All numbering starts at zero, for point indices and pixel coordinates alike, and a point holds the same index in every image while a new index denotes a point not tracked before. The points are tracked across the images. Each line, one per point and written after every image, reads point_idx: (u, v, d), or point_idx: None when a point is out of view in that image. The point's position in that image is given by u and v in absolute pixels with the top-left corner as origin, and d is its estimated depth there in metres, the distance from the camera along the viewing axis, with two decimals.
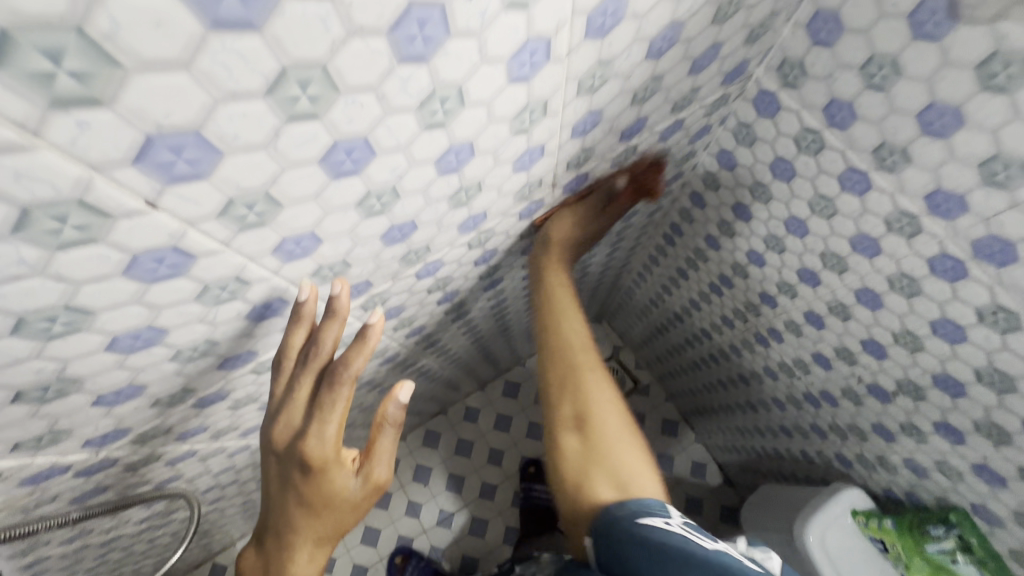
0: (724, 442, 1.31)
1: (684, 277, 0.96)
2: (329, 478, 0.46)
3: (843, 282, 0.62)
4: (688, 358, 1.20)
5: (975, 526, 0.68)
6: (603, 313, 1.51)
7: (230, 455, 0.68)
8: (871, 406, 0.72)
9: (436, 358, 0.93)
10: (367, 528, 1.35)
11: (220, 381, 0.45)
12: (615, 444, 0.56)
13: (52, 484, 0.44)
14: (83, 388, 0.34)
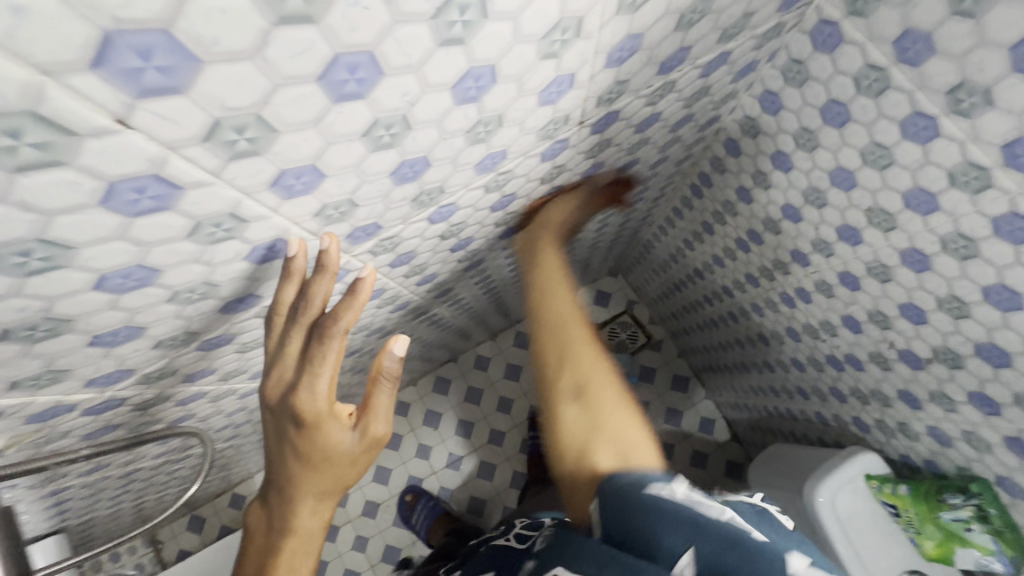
0: (735, 399, 1.30)
1: (708, 232, 0.91)
2: (325, 432, 0.43)
3: (887, 242, 0.57)
4: (705, 316, 1.17)
5: (997, 498, 0.67)
6: (620, 266, 1.46)
7: (240, 397, 0.68)
8: (900, 373, 0.69)
9: (447, 306, 0.91)
10: (379, 468, 1.39)
11: (223, 325, 0.44)
12: (616, 413, 0.50)
13: (60, 421, 0.44)
14: (76, 327, 0.32)
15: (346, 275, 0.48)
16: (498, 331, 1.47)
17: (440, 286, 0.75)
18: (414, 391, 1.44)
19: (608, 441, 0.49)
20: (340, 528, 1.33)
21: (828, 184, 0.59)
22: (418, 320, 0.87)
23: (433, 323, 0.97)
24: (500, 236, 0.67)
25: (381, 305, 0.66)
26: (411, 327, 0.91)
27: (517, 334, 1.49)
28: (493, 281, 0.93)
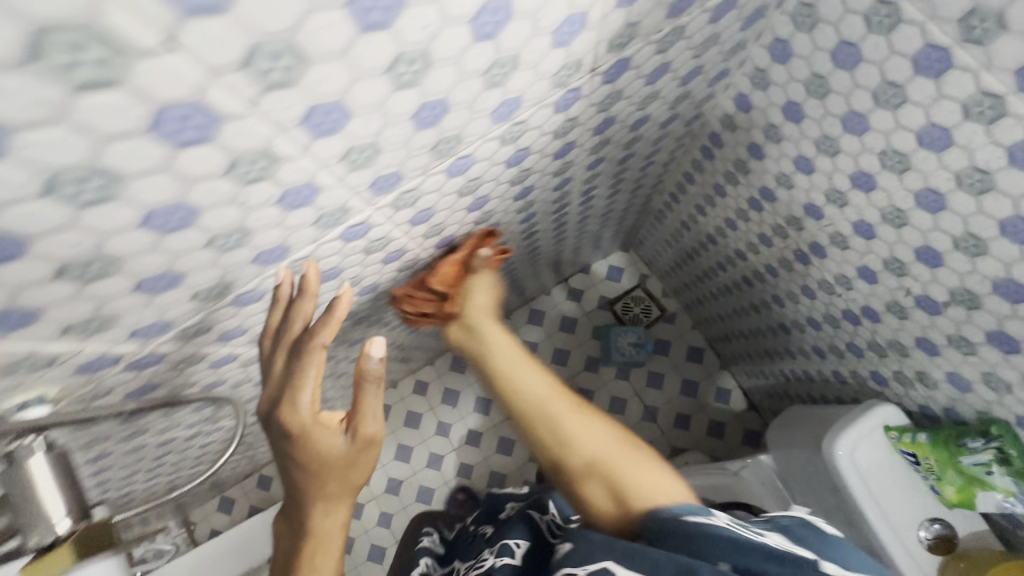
0: (751, 367, 1.31)
1: (719, 195, 0.91)
2: (314, 439, 0.49)
3: (901, 184, 0.57)
4: (718, 283, 1.17)
5: (1016, 440, 0.68)
6: (632, 241, 1.46)
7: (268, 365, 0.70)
8: (918, 320, 0.69)
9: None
10: (401, 446, 1.41)
11: (256, 278, 0.46)
12: (622, 460, 0.54)
13: (106, 375, 0.46)
14: (123, 269, 0.34)
15: (368, 231, 0.50)
16: (513, 309, 1.48)
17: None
18: (432, 371, 1.46)
19: (636, 490, 0.52)
20: (365, 505, 1.36)
21: (842, 130, 0.59)
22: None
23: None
24: (515, 198, 0.68)
25: (402, 272, 0.67)
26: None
27: (530, 312, 1.50)
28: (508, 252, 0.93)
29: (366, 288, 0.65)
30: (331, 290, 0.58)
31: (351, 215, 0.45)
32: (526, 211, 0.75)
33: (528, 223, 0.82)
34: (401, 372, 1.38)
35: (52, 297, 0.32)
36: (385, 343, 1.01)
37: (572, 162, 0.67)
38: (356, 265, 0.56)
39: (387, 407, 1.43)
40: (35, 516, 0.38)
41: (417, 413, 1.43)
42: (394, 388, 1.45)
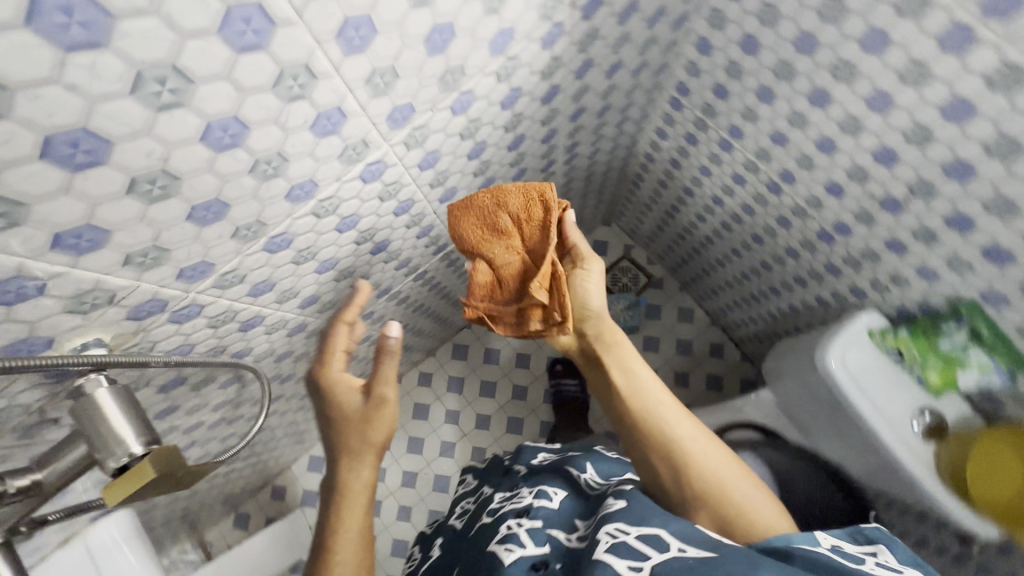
0: (739, 314, 1.19)
1: (762, 206, 0.83)
2: (337, 393, 0.58)
3: (1009, 230, 0.52)
4: (749, 290, 1.08)
5: (988, 319, 0.61)
6: (663, 258, 1.34)
7: (291, 335, 0.63)
8: (987, 334, 0.61)
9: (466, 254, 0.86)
10: (412, 439, 1.34)
11: (287, 219, 0.42)
12: (734, 488, 0.55)
13: (153, 325, 0.42)
14: (181, 192, 0.32)
15: (383, 171, 0.46)
16: None
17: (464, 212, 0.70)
18: (436, 362, 1.38)
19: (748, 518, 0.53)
20: (383, 500, 1.30)
21: (966, 200, 0.53)
22: (446, 263, 0.83)
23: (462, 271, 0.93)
24: (508, 149, 0.63)
25: (412, 228, 0.63)
26: (442, 271, 0.85)
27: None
28: None
29: (378, 248, 0.60)
30: (348, 245, 0.54)
31: (372, 149, 0.42)
32: (514, 165, 0.70)
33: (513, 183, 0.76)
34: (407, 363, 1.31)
35: (163, 215, 0.32)
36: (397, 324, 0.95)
37: (558, 108, 0.62)
38: (372, 213, 0.51)
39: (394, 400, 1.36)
40: (112, 442, 0.35)
41: (425, 404, 1.36)
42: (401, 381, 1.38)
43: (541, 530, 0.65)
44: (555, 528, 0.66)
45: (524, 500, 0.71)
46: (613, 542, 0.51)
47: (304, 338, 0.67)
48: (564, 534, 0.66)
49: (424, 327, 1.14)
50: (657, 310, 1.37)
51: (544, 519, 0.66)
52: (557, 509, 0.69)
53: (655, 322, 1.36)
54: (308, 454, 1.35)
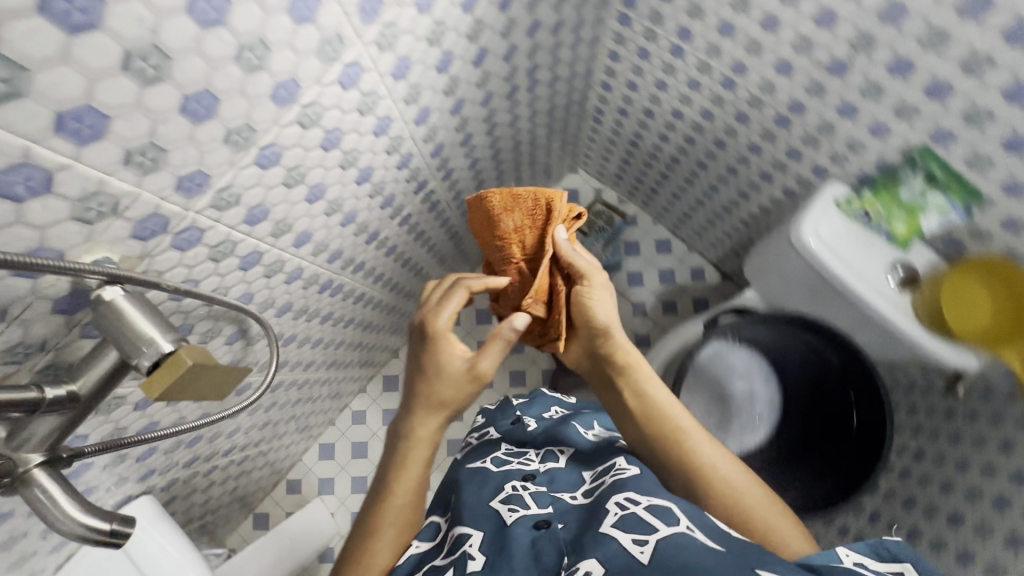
0: (716, 233, 1.23)
1: (718, 108, 0.87)
2: (441, 350, 0.66)
3: (946, 61, 0.57)
4: (719, 202, 1.12)
5: (937, 159, 0.65)
6: (635, 194, 1.37)
7: (288, 283, 0.63)
8: (933, 172, 0.67)
9: (444, 196, 0.87)
10: None
11: (275, 126, 0.43)
12: (753, 498, 0.61)
13: (157, 250, 0.42)
14: (175, 77, 0.34)
15: (360, 77, 0.47)
16: None
17: (439, 142, 0.71)
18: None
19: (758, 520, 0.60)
20: None
21: (902, 43, 0.58)
22: (427, 206, 0.84)
23: (442, 217, 0.93)
24: (472, 68, 0.64)
25: (394, 161, 0.63)
26: (423, 216, 0.86)
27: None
28: (479, 162, 0.91)
29: (362, 177, 0.60)
30: (333, 171, 0.54)
31: (347, 45, 0.43)
32: (482, 88, 0.71)
33: (483, 113, 0.77)
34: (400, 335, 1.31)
35: (160, 103, 0.34)
36: (385, 282, 0.95)
37: (515, 21, 0.65)
38: (353, 130, 0.52)
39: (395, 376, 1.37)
40: (136, 344, 0.36)
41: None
42: (397, 356, 1.38)
43: (546, 494, 0.65)
44: (562, 488, 0.66)
45: (530, 464, 0.71)
46: (620, 515, 0.53)
47: (300, 286, 0.67)
48: (569, 492, 0.65)
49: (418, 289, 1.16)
50: (634, 245, 1.41)
51: (551, 482, 0.67)
52: (564, 470, 0.69)
53: (634, 257, 1.40)
54: (318, 444, 1.34)
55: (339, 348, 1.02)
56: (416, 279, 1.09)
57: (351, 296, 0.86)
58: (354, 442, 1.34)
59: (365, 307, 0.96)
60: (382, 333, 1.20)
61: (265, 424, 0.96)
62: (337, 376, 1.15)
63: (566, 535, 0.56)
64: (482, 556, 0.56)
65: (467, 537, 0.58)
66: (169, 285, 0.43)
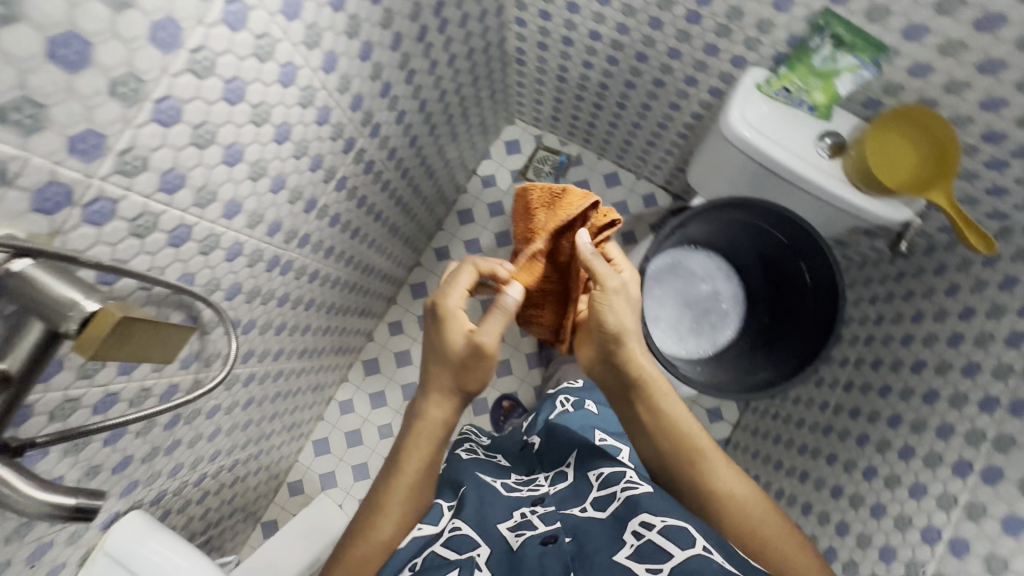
0: (659, 154, 1.25)
1: (632, 18, 0.87)
2: (448, 329, 0.69)
3: None
4: (654, 121, 1.13)
5: (841, 19, 0.67)
6: (575, 133, 1.37)
7: (228, 260, 0.62)
8: (842, 35, 0.69)
9: (378, 155, 0.85)
10: (405, 386, 1.35)
11: (166, 74, 0.41)
12: (765, 520, 0.64)
13: (67, 226, 0.40)
14: (30, 18, 0.32)
15: (246, 15, 0.45)
16: (459, 225, 1.41)
17: (356, 93, 0.69)
18: (399, 308, 1.38)
19: (769, 539, 0.63)
20: None
21: None
22: (362, 168, 0.82)
23: (381, 179, 0.91)
24: (372, 5, 0.62)
25: (313, 115, 0.62)
26: (360, 179, 0.84)
27: (495, 235, 1.40)
28: (408, 115, 0.89)
29: (281, 135, 0.58)
30: (245, 128, 0.52)
31: None
32: (389, 29, 0.69)
33: (399, 59, 0.75)
34: (369, 317, 1.29)
35: (21, 49, 0.32)
36: (338, 258, 0.93)
37: None
38: (256, 79, 0.50)
39: (373, 359, 1.36)
40: (62, 308, 0.37)
41: (403, 350, 1.36)
42: (372, 339, 1.37)
43: (555, 511, 0.65)
44: (570, 504, 0.67)
45: (540, 489, 0.72)
46: (635, 545, 0.56)
47: (244, 262, 0.65)
48: (577, 507, 0.66)
49: (376, 262, 1.14)
50: (584, 184, 1.42)
51: (561, 500, 0.68)
52: (571, 487, 0.71)
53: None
54: (310, 442, 1.33)
55: (307, 335, 0.99)
56: (370, 252, 1.07)
57: (304, 274, 0.84)
58: (347, 431, 1.33)
59: (323, 286, 0.94)
60: (349, 317, 1.18)
61: (247, 425, 0.94)
62: (313, 367, 1.14)
63: (578, 548, 0.58)
64: (489, 569, 0.57)
65: (473, 545, 0.59)
66: (91, 259, 0.41)
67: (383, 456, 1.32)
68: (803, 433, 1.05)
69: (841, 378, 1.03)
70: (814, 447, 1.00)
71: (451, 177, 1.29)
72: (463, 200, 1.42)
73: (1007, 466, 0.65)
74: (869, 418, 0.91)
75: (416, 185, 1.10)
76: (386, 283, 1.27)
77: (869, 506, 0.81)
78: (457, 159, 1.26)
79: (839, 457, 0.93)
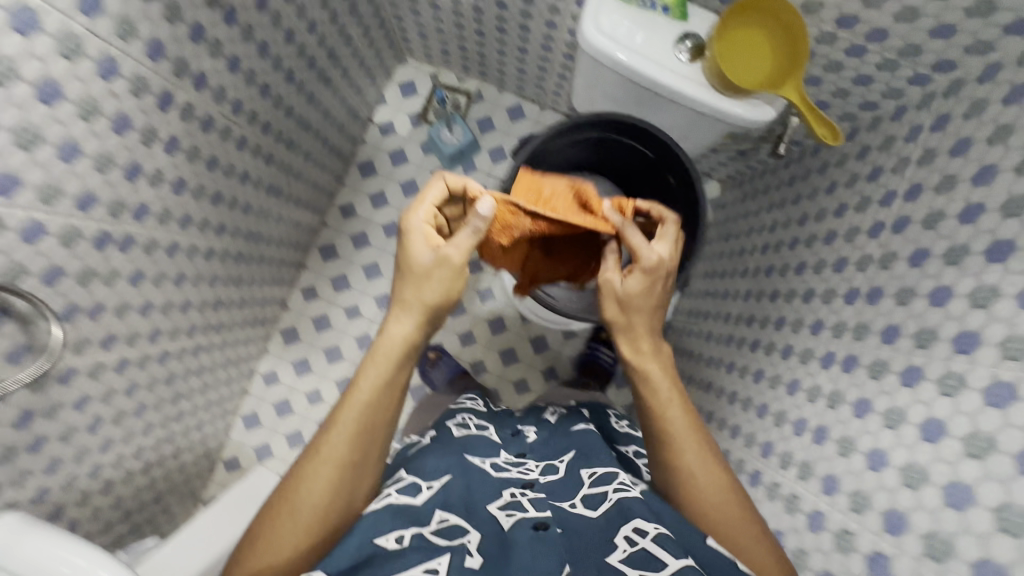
0: (554, 80, 1.18)
1: None
2: (410, 240, 0.70)
3: None
4: (537, 43, 1.06)
5: None
6: (470, 66, 1.29)
7: (27, 240, 0.57)
8: None
9: (221, 110, 0.78)
10: (328, 350, 1.33)
11: None
12: (725, 510, 0.65)
13: None
14: None
15: None
16: (361, 178, 1.34)
17: (154, 39, 0.61)
18: (310, 273, 1.33)
19: (724, 528, 0.64)
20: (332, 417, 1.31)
21: None
22: (202, 126, 0.75)
23: (237, 137, 0.85)
24: None
25: (91, 68, 0.55)
26: (206, 139, 0.78)
27: (400, 185, 1.34)
28: (252, 62, 0.80)
29: (49, 95, 0.52)
30: None
31: None
32: None
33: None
34: (278, 285, 1.24)
35: None
36: (206, 227, 0.88)
37: None
38: None
39: (291, 327, 1.32)
40: None
41: (321, 315, 1.33)
42: (287, 308, 1.33)
43: (546, 500, 0.63)
44: (560, 496, 0.64)
45: (529, 473, 0.69)
46: (628, 551, 0.54)
47: (54, 242, 0.60)
48: (569, 501, 0.63)
49: (266, 228, 1.08)
50: (487, 121, 1.35)
51: (551, 491, 0.65)
52: (563, 479, 0.67)
53: (490, 133, 1.35)
54: (239, 417, 1.31)
55: (196, 311, 0.95)
56: (254, 217, 1.01)
57: (161, 248, 0.78)
58: (275, 402, 1.32)
59: (196, 259, 0.89)
60: (252, 288, 1.13)
61: (142, 410, 0.91)
62: (217, 344, 1.09)
63: (569, 541, 0.56)
64: (481, 553, 0.55)
65: (463, 532, 0.56)
66: None
67: (315, 421, 1.32)
68: (710, 346, 1.07)
69: (741, 289, 1.04)
70: (717, 358, 1.03)
71: (341, 127, 1.21)
72: (362, 152, 1.35)
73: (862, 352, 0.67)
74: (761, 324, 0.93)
75: (293, 140, 1.03)
76: (288, 249, 1.22)
77: (755, 407, 0.84)
78: (342, 108, 1.18)
79: (735, 365, 0.95)
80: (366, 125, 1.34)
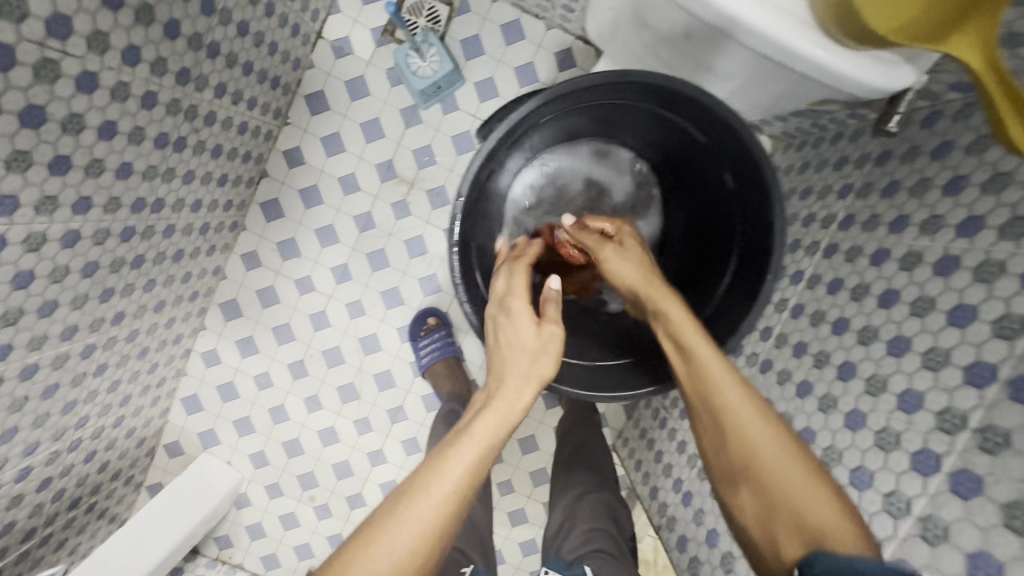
0: None
1: None
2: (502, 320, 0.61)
3: None
4: None
5: None
6: None
7: None
8: None
9: (29, 33, 0.49)
10: (277, 327, 1.11)
11: None
12: (771, 452, 0.51)
13: None
14: None
15: None
16: (310, 115, 1.04)
17: None
18: (251, 235, 1.08)
19: (770, 481, 0.50)
20: (286, 404, 1.13)
21: None
22: None
23: (77, 73, 0.56)
24: None
25: None
26: (7, 81, 0.49)
27: (361, 126, 1.04)
28: None
29: None
30: None
31: None
32: None
33: None
34: (206, 254, 1.00)
35: None
36: (56, 206, 0.61)
37: None
38: None
39: (232, 300, 1.10)
40: None
41: (267, 287, 1.10)
42: (225, 277, 1.10)
43: None
44: None
45: None
46: None
47: None
48: None
49: (174, 190, 0.81)
50: (474, 42, 1.01)
51: None
52: None
53: (477, 59, 1.02)
54: (178, 400, 1.14)
55: (72, 310, 0.72)
56: (144, 181, 0.74)
57: None
58: (218, 385, 1.13)
59: (51, 249, 0.63)
60: (165, 265, 0.88)
61: (12, 434, 0.72)
62: (130, 334, 0.88)
63: None
64: None
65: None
66: None
67: (266, 408, 1.14)
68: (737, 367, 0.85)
69: (789, 299, 0.78)
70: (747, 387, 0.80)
71: (275, 47, 0.90)
72: (309, 79, 1.03)
73: (986, 477, 0.48)
74: (818, 363, 0.68)
75: (191, 70, 0.73)
76: (213, 211, 0.95)
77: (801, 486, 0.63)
78: (271, 20, 0.86)
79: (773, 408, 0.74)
80: (313, 41, 1.01)
